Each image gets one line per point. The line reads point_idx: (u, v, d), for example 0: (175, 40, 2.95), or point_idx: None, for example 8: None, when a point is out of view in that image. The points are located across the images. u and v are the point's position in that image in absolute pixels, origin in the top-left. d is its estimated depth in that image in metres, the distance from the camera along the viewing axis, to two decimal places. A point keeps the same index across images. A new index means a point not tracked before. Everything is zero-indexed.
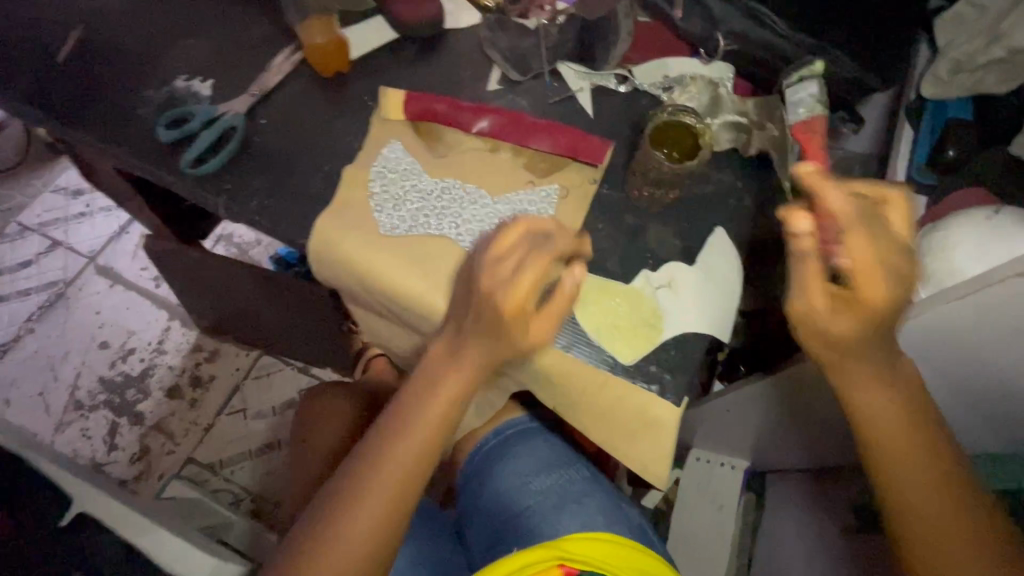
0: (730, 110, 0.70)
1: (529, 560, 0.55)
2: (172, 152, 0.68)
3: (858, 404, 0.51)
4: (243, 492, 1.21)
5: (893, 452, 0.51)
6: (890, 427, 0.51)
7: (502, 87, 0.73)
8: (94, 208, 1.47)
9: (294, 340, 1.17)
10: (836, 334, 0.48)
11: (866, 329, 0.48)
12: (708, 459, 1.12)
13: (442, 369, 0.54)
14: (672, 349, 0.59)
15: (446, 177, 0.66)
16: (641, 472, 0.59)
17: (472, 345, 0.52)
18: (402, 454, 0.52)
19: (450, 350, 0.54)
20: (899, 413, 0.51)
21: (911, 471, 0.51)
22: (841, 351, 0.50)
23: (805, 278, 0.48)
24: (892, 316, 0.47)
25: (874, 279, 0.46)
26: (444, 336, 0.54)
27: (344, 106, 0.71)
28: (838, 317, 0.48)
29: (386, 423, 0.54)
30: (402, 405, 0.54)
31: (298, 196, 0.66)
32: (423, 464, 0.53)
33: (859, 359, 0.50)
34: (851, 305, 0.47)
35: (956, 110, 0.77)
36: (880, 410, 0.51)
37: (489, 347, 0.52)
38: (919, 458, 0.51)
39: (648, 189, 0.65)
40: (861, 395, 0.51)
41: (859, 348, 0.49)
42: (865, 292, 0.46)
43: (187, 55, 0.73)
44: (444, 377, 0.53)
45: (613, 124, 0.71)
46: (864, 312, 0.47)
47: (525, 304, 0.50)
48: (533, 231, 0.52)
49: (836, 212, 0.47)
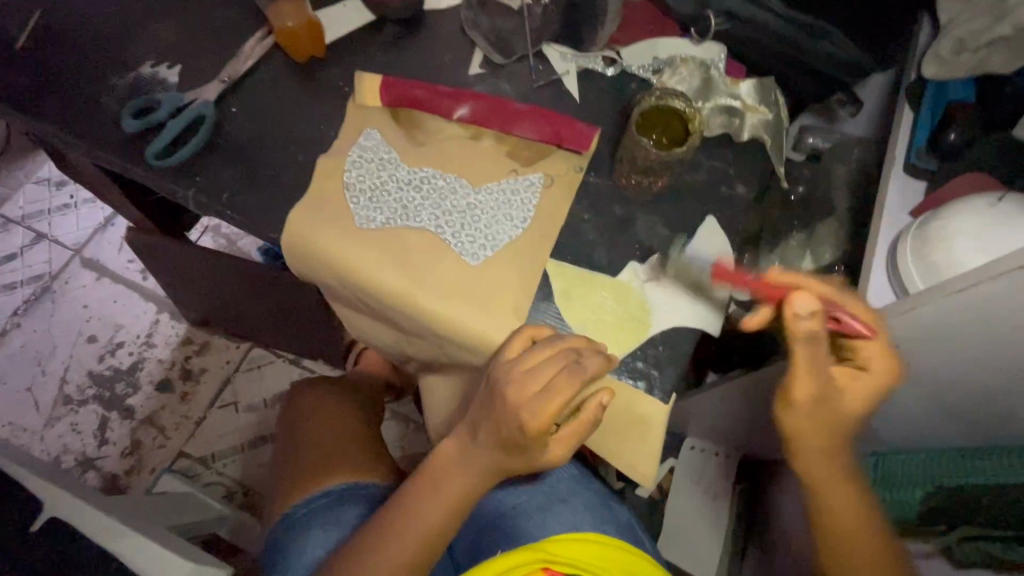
0: (721, 92, 0.67)
1: (510, 564, 0.54)
2: (138, 143, 0.65)
3: (822, 486, 0.57)
4: (235, 486, 1.20)
5: (844, 533, 0.57)
6: (848, 510, 0.57)
7: (483, 71, 0.70)
8: (78, 199, 1.43)
9: (282, 336, 1.15)
10: (812, 420, 0.54)
11: (839, 418, 0.54)
12: (703, 448, 1.10)
13: (450, 471, 0.56)
14: (660, 345, 0.57)
15: (425, 166, 0.64)
16: (631, 475, 0.57)
17: (485, 452, 0.54)
18: (412, 539, 0.55)
19: (469, 448, 0.55)
20: (854, 498, 0.57)
21: (858, 551, 0.57)
22: (816, 437, 0.55)
23: (819, 361, 0.51)
24: (859, 411, 0.54)
25: (881, 353, 0.53)
26: (457, 438, 0.56)
27: (318, 91, 0.68)
28: (847, 388, 0.54)
29: (394, 508, 0.57)
30: (415, 497, 0.56)
31: (269, 188, 0.63)
32: (431, 547, 0.56)
33: (829, 443, 0.55)
34: (860, 377, 0.54)
35: (958, 92, 0.74)
36: (837, 493, 0.57)
37: (501, 458, 0.54)
38: (868, 542, 0.57)
39: (636, 177, 0.62)
40: (824, 477, 0.56)
41: (829, 435, 0.55)
42: (874, 364, 0.53)
43: (153, 41, 0.70)
44: (452, 479, 0.55)
45: (600, 107, 0.68)
46: (846, 398, 0.54)
47: (555, 416, 0.49)
48: (570, 352, 0.51)
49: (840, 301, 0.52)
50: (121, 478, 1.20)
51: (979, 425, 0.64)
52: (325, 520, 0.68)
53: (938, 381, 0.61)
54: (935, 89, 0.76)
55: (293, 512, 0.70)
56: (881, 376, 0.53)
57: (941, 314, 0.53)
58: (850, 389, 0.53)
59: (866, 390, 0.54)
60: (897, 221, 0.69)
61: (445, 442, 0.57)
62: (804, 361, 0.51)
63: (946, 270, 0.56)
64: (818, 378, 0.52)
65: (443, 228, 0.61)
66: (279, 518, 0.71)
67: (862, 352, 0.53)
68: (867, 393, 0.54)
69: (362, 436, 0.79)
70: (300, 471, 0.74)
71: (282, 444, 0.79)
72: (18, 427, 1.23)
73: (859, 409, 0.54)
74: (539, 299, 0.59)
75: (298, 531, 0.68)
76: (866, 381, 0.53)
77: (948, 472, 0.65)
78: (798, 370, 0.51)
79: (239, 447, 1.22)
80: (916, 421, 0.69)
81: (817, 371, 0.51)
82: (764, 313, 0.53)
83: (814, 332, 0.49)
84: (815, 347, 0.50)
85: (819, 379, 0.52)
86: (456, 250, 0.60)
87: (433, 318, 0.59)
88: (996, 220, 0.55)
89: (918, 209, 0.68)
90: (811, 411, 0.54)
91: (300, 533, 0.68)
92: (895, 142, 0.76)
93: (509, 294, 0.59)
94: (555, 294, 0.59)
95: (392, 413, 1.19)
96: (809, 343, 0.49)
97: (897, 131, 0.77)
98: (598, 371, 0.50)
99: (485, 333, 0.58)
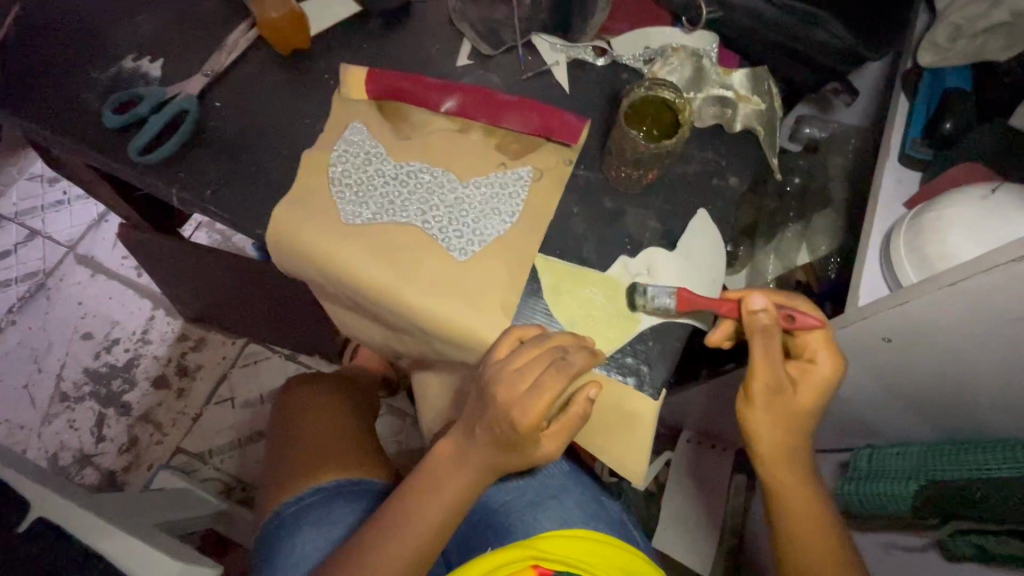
0: (713, 83, 0.66)
1: (500, 562, 0.53)
2: (120, 138, 0.64)
3: (779, 489, 0.55)
4: (232, 482, 1.19)
5: (802, 540, 0.55)
6: (803, 514, 0.55)
7: (471, 62, 0.69)
8: (71, 195, 1.42)
9: (277, 332, 1.15)
10: (767, 420, 0.53)
11: (793, 419, 0.53)
12: (699, 441, 1.10)
13: (448, 470, 0.55)
14: (649, 340, 0.57)
15: (412, 160, 0.63)
16: (621, 470, 0.57)
17: (482, 451, 0.53)
18: (411, 540, 0.54)
19: (463, 447, 0.54)
20: (810, 503, 0.55)
21: (817, 561, 0.54)
22: (770, 437, 0.54)
23: (777, 355, 0.51)
24: (812, 411, 0.53)
25: (825, 346, 0.53)
26: (453, 438, 0.55)
27: (304, 84, 0.67)
28: (801, 384, 0.53)
29: (390, 509, 0.56)
30: (413, 498, 0.55)
31: (254, 184, 0.62)
32: (430, 548, 0.55)
33: (784, 444, 0.54)
34: (811, 372, 0.53)
35: (955, 80, 0.72)
36: (793, 497, 0.55)
37: (497, 456, 0.53)
38: (826, 551, 0.54)
39: (625, 170, 0.61)
40: (780, 480, 0.55)
41: (784, 436, 0.54)
42: (821, 356, 0.53)
43: (134, 34, 0.69)
44: (450, 479, 0.54)
45: (589, 99, 0.67)
46: (799, 397, 0.53)
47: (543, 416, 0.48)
48: (556, 349, 0.50)
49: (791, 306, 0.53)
50: (119, 475, 1.20)
51: (974, 417, 0.63)
52: (315, 518, 0.68)
53: (933, 373, 0.60)
54: (931, 77, 0.74)
55: (283, 510, 0.70)
56: (830, 371, 0.52)
57: (935, 308, 0.53)
58: (802, 386, 0.53)
59: (816, 389, 0.53)
60: (891, 212, 0.68)
61: (437, 447, 0.56)
62: (761, 355, 0.51)
63: (939, 262, 0.55)
64: (776, 372, 0.51)
65: (430, 223, 0.60)
66: (270, 514, 0.71)
67: (808, 346, 0.53)
68: (817, 391, 0.53)
69: (358, 432, 0.79)
70: (293, 468, 0.73)
71: (273, 441, 0.78)
72: (15, 425, 1.23)
73: (812, 408, 0.53)
74: (528, 295, 0.58)
75: (288, 530, 0.68)
76: (815, 376, 0.52)
77: (946, 466, 0.65)
78: (758, 364, 0.51)
79: (235, 443, 1.22)
80: (911, 412, 0.68)
81: (773, 365, 0.51)
82: (724, 328, 0.55)
83: (771, 325, 0.50)
84: (771, 339, 0.51)
85: (777, 373, 0.51)
86: (444, 245, 0.59)
87: (422, 315, 0.58)
88: (990, 211, 0.54)
89: (912, 201, 0.67)
90: (764, 409, 0.53)
91: (290, 531, 0.68)
92: (891, 132, 0.74)
93: (497, 290, 0.58)
94: (544, 290, 0.58)
95: (388, 407, 1.19)
96: (767, 337, 0.51)
97: (893, 120, 0.75)
98: (584, 366, 0.49)
99: (472, 328, 0.57)
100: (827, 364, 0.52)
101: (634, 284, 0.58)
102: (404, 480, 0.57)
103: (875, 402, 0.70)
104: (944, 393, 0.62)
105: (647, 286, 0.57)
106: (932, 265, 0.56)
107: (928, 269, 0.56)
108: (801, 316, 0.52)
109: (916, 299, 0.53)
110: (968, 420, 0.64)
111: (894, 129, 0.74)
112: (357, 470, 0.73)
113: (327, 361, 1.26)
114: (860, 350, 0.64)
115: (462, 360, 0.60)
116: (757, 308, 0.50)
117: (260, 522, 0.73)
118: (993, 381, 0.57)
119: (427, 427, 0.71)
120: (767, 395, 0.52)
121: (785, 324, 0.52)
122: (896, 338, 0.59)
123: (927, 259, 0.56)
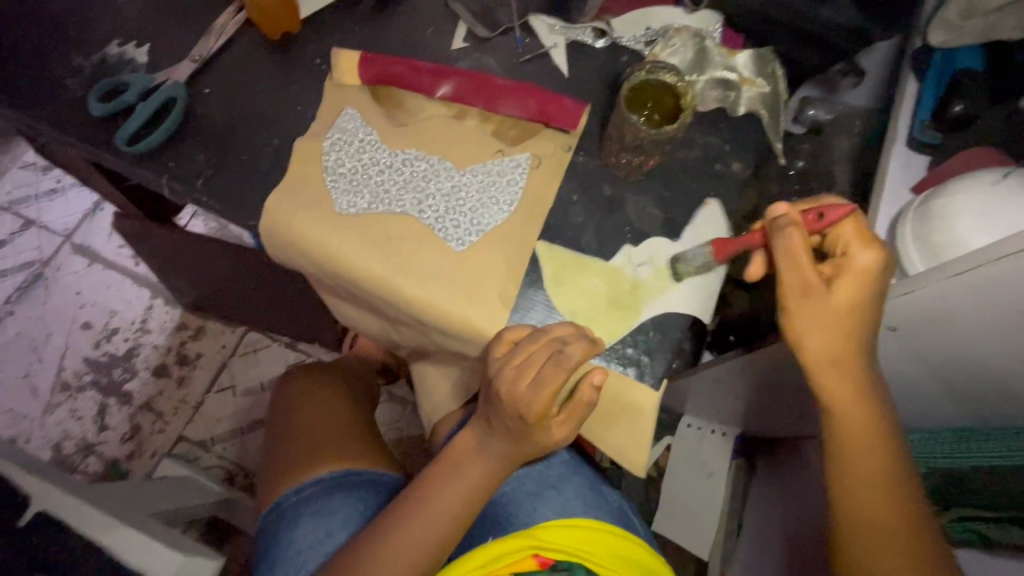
0: (716, 65, 0.64)
1: (503, 551, 0.54)
2: (107, 128, 0.62)
3: (836, 416, 0.51)
4: (235, 469, 1.20)
5: (855, 466, 0.52)
6: (852, 416, 0.51)
7: (467, 45, 0.67)
8: (66, 182, 1.40)
9: (275, 320, 1.14)
10: (811, 327, 0.49)
11: (835, 319, 0.49)
12: (699, 427, 1.09)
13: (467, 461, 0.55)
14: (650, 331, 0.56)
15: (406, 148, 0.61)
16: (621, 460, 0.56)
17: (496, 442, 0.54)
18: (426, 532, 0.53)
19: (479, 442, 0.55)
20: (862, 416, 0.51)
21: (864, 486, 0.52)
22: (820, 350, 0.49)
23: (802, 251, 0.48)
24: (858, 309, 0.49)
25: (860, 237, 0.49)
26: (472, 431, 0.55)
27: (294, 69, 0.65)
28: (838, 281, 0.49)
29: (403, 499, 0.55)
30: (426, 490, 0.55)
31: (246, 173, 0.61)
32: (441, 546, 0.53)
33: (844, 364, 0.50)
34: (845, 267, 0.49)
35: (966, 61, 0.71)
36: (846, 408, 0.51)
37: (512, 447, 0.53)
38: (874, 478, 0.51)
39: (625, 157, 0.59)
40: (841, 408, 0.51)
41: (844, 353, 0.49)
42: (855, 247, 0.49)
43: (119, 18, 0.67)
44: (469, 471, 0.55)
45: (588, 83, 0.65)
46: (837, 296, 0.48)
47: (551, 404, 0.48)
48: (554, 342, 0.49)
49: (824, 211, 0.49)
50: (122, 463, 1.20)
51: (977, 405, 0.62)
52: (314, 508, 0.67)
53: (937, 362, 0.60)
54: (942, 58, 0.72)
55: (283, 501, 0.69)
56: (869, 262, 0.48)
57: (942, 298, 0.52)
58: (839, 283, 0.49)
59: (855, 283, 0.48)
60: (896, 197, 0.67)
61: (455, 440, 0.56)
62: (784, 253, 0.48)
63: (946, 250, 0.54)
64: (802, 269, 0.49)
65: (426, 213, 0.59)
66: (270, 506, 0.71)
67: (840, 240, 0.50)
68: (858, 286, 0.48)
69: (358, 425, 0.78)
70: (294, 459, 0.72)
71: (274, 432, 0.77)
72: (18, 414, 1.23)
73: (855, 305, 0.48)
74: (526, 286, 0.57)
75: (289, 520, 0.67)
76: (854, 268, 0.48)
77: (944, 454, 0.65)
78: (784, 265, 0.49)
79: (236, 431, 1.22)
80: (917, 397, 0.67)
81: (798, 264, 0.48)
82: (762, 260, 0.53)
83: (795, 224, 0.49)
84: (794, 237, 0.48)
85: (802, 270, 0.48)
86: (440, 235, 0.58)
87: (419, 307, 0.57)
88: (1001, 197, 0.53)
89: (920, 185, 0.66)
90: (800, 312, 0.49)
91: (289, 522, 0.67)
92: (898, 114, 0.72)
93: (496, 282, 0.57)
94: (544, 279, 0.57)
95: (388, 395, 1.19)
96: (787, 235, 0.48)
97: (901, 103, 0.73)
98: (582, 357, 0.48)
99: (470, 319, 0.56)
100: (864, 255, 0.48)
101: (676, 255, 0.58)
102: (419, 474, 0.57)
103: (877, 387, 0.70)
104: (949, 382, 0.62)
105: (688, 252, 0.57)
106: (939, 254, 0.55)
107: (934, 260, 0.55)
108: (826, 211, 0.49)
109: (928, 287, 0.52)
110: (965, 407, 0.64)
111: (902, 111, 0.72)
112: (360, 462, 0.73)
113: (327, 350, 1.26)
114: None
115: (461, 351, 0.59)
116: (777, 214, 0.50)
117: (260, 515, 0.72)
118: (994, 370, 0.56)
119: (426, 418, 0.70)
120: (797, 297, 0.49)
121: (812, 223, 0.50)
122: (902, 326, 0.58)
123: (934, 250, 0.55)
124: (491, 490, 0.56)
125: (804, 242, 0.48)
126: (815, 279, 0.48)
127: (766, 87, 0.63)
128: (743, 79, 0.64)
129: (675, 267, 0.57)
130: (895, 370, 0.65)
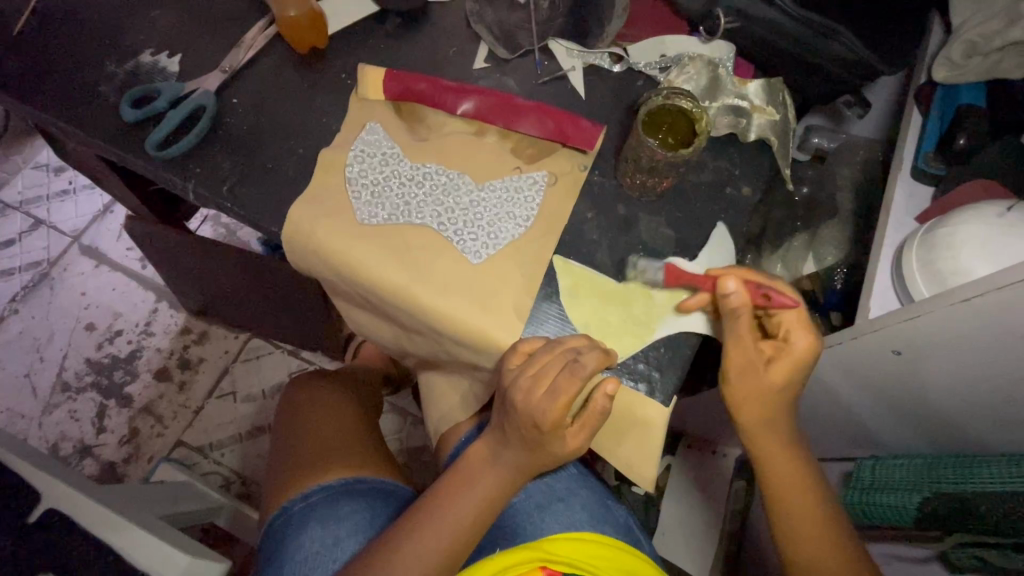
0: (729, 92, 0.67)
1: (510, 562, 0.55)
2: (133, 134, 0.64)
3: (794, 511, 0.56)
4: (232, 476, 1.19)
5: (815, 566, 0.55)
6: (786, 459, 0.56)
7: (488, 65, 0.69)
8: (78, 184, 1.42)
9: (280, 326, 1.14)
10: (751, 395, 0.55)
11: (771, 392, 0.55)
12: (699, 447, 1.10)
13: (480, 471, 0.56)
14: (663, 347, 0.57)
15: (428, 162, 0.63)
16: (630, 473, 0.57)
17: (511, 452, 0.54)
18: (439, 540, 0.54)
19: (493, 453, 0.55)
20: (797, 463, 0.57)
21: (807, 531, 0.55)
22: (769, 440, 0.57)
23: (744, 334, 0.54)
24: (790, 385, 0.55)
25: (801, 325, 0.54)
26: (486, 440, 0.56)
27: (320, 82, 0.67)
28: (775, 363, 0.54)
29: (418, 506, 0.56)
30: (442, 497, 0.55)
31: (270, 182, 0.62)
32: (455, 553, 0.54)
33: (791, 458, 0.57)
34: (785, 350, 0.54)
35: (968, 97, 0.73)
36: (777, 455, 0.57)
37: (526, 458, 0.54)
38: (816, 522, 0.55)
39: (640, 178, 0.61)
40: (797, 504, 0.56)
41: (787, 452, 0.56)
42: (796, 335, 0.54)
43: (153, 29, 0.69)
44: (482, 480, 0.55)
45: (603, 106, 0.67)
46: (772, 373, 0.54)
47: (563, 415, 0.50)
48: (569, 352, 0.51)
49: (772, 294, 0.53)
50: (119, 466, 1.19)
51: (971, 432, 0.65)
52: (322, 515, 0.67)
53: (937, 390, 0.62)
54: (946, 92, 0.75)
55: (291, 506, 0.69)
56: (804, 349, 0.54)
57: (940, 327, 0.55)
58: (772, 362, 0.54)
59: (790, 367, 0.54)
60: (902, 225, 0.69)
61: (466, 451, 0.57)
62: (729, 332, 0.54)
63: (953, 277, 0.56)
64: (744, 348, 0.54)
65: (445, 225, 0.60)
66: (276, 511, 0.70)
67: (784, 324, 0.55)
68: (792, 369, 0.54)
69: (365, 434, 0.78)
70: (300, 465, 0.72)
71: (281, 437, 0.77)
72: (16, 414, 1.22)
73: (788, 384, 0.54)
74: (541, 299, 0.58)
75: (297, 527, 0.67)
76: (791, 354, 0.54)
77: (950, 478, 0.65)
78: (728, 342, 0.54)
79: (237, 437, 1.22)
80: (921, 425, 0.70)
81: (741, 342, 0.54)
82: (701, 297, 0.56)
83: (742, 307, 0.52)
84: (740, 319, 0.53)
85: (744, 350, 0.54)
86: (458, 247, 0.60)
87: (434, 315, 0.58)
88: (1002, 229, 0.55)
89: (924, 215, 0.68)
90: (738, 379, 0.55)
91: (296, 528, 0.67)
92: (903, 147, 0.75)
93: (513, 293, 0.58)
94: (560, 292, 0.59)
95: (389, 405, 1.19)
96: (735, 319, 0.53)
97: (906, 135, 0.76)
98: (596, 366, 0.50)
99: (485, 331, 0.57)
100: (801, 341, 0.54)
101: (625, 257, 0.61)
102: (432, 483, 0.58)
103: (882, 413, 0.71)
104: (955, 409, 0.63)
105: (636, 258, 0.60)
106: (945, 281, 0.57)
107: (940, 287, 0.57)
108: (776, 296, 0.53)
109: (925, 315, 0.54)
110: (960, 429, 0.66)
111: (907, 143, 0.75)
112: (370, 471, 0.73)
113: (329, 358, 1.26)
114: (867, 361, 0.65)
115: (474, 361, 0.60)
116: (730, 291, 0.52)
117: (265, 521, 0.72)
118: (986, 397, 0.60)
119: (434, 427, 0.71)
120: (740, 371, 0.55)
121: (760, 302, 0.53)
122: (903, 352, 0.60)
123: (939, 277, 0.57)
124: (502, 501, 0.56)
125: (748, 323, 0.53)
126: (753, 358, 0.54)
127: (777, 114, 0.66)
128: (755, 105, 0.66)
129: (626, 273, 0.60)
130: (899, 396, 0.67)
